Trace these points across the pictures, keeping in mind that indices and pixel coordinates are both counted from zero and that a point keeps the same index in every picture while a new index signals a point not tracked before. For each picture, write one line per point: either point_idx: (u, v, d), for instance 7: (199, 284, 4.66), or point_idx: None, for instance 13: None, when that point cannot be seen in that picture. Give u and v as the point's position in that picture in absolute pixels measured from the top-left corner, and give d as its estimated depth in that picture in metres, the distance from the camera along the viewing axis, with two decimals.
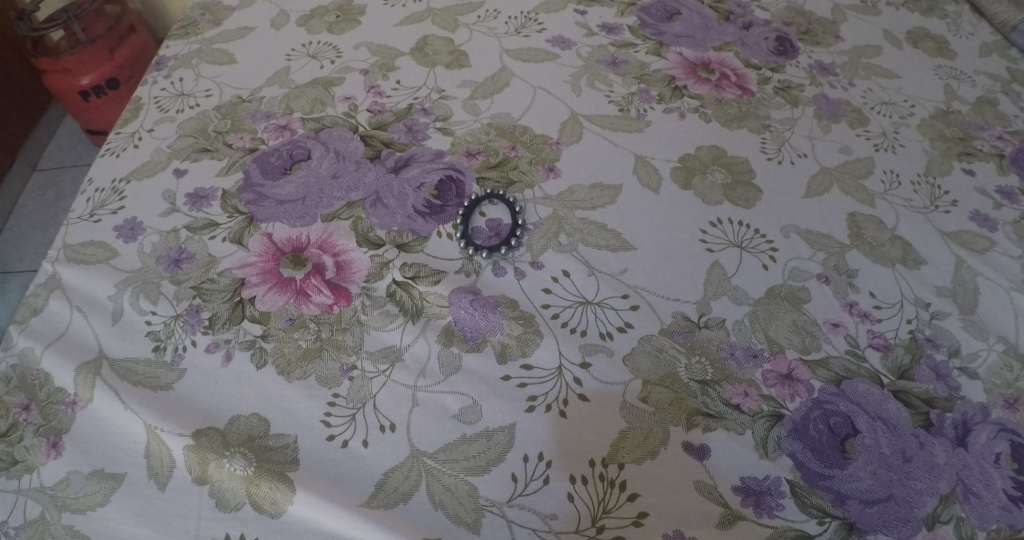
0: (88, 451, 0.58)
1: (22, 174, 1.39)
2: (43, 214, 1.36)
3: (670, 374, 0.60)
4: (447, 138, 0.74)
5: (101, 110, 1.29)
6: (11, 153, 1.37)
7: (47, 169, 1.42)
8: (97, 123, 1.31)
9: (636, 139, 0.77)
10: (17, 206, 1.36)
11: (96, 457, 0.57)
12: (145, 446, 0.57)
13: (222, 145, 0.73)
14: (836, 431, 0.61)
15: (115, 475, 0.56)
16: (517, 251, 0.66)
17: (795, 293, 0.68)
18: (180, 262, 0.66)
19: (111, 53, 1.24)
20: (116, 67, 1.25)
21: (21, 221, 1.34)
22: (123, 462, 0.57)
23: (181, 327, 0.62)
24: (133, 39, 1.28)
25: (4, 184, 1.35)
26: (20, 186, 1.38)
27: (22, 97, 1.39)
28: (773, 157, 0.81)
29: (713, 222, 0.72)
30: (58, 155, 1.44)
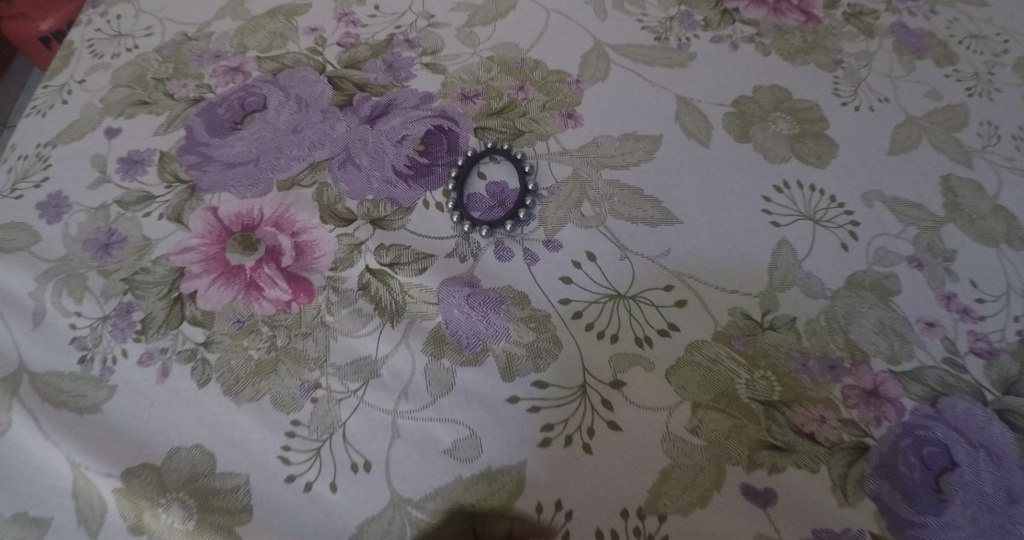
0: (7, 489, 0.46)
1: None
2: None
3: (727, 393, 0.47)
4: (437, 77, 0.59)
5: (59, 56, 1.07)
6: None
7: None
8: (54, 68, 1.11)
9: (676, 76, 0.61)
10: None
11: (19, 496, 0.46)
12: (72, 485, 0.46)
13: (162, 96, 0.59)
14: (929, 465, 0.47)
15: (39, 521, 0.46)
16: (527, 227, 0.52)
17: (880, 282, 0.54)
18: (110, 247, 0.53)
19: None
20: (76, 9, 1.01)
21: None
22: (48, 505, 0.46)
23: (110, 332, 0.50)
24: None
25: None
26: None
27: None
28: (848, 102, 0.64)
29: (778, 186, 0.56)
30: None
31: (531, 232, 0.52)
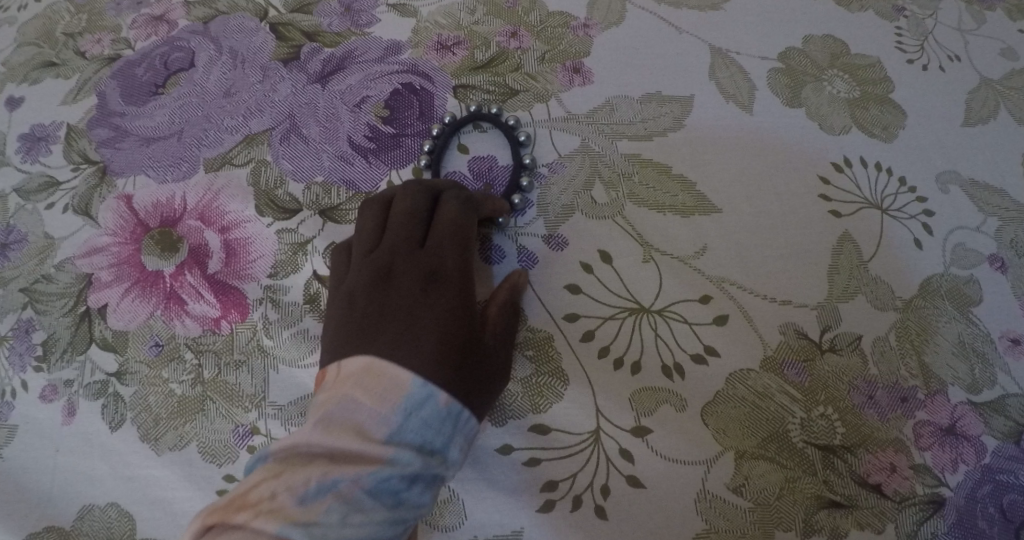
0: None
1: None
2: None
3: (777, 436, 0.37)
4: (408, 21, 0.47)
5: None
6: None
7: None
8: None
9: (709, 20, 0.49)
10: None
11: None
12: None
13: (73, 56, 0.48)
14: (1010, 516, 0.39)
15: None
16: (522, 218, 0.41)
17: (958, 288, 0.43)
18: (6, 249, 0.43)
19: None
20: None
21: None
22: None
23: (6, 358, 0.40)
24: None
25: None
26: None
27: None
28: (915, 58, 0.53)
29: (838, 163, 0.46)
30: None
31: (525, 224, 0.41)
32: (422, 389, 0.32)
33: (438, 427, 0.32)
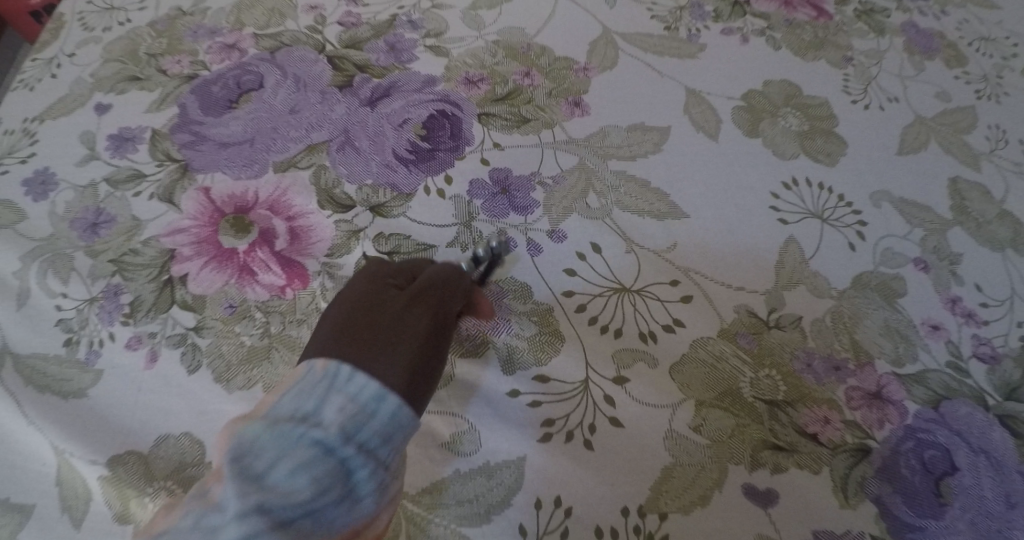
0: None
1: None
2: None
3: (731, 391, 0.46)
4: (440, 60, 0.57)
5: None
6: None
7: None
8: None
9: (686, 66, 0.62)
10: None
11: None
12: (57, 471, 0.44)
13: (154, 73, 0.57)
14: (930, 468, 0.46)
15: (21, 508, 0.44)
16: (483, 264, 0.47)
17: (886, 283, 0.53)
18: (98, 227, 0.51)
19: None
20: None
21: None
22: (31, 491, 0.44)
23: (97, 315, 0.48)
24: None
25: None
26: None
27: None
28: (858, 100, 0.64)
29: (788, 182, 0.56)
30: None
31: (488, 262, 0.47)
32: (309, 367, 0.35)
33: (312, 390, 0.34)
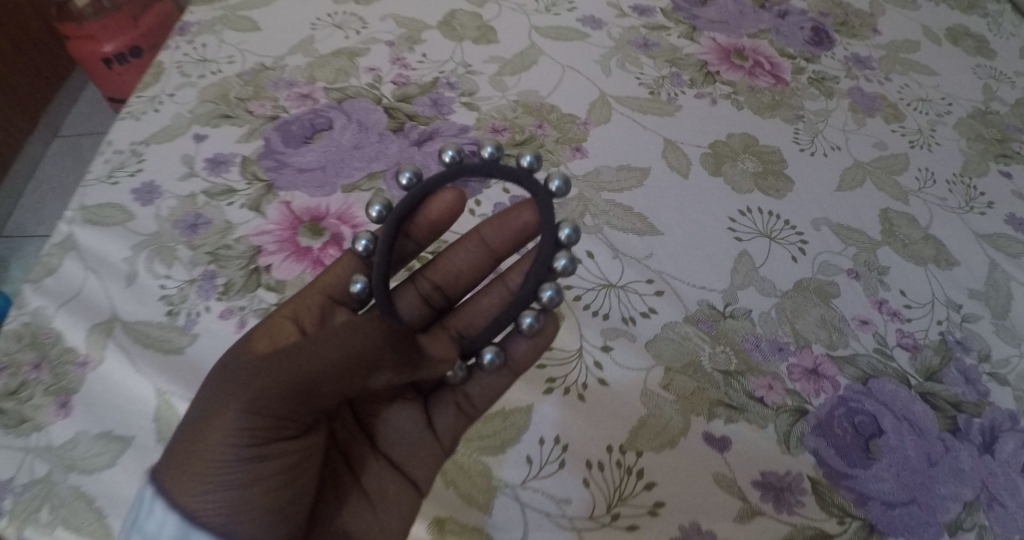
0: (97, 412, 0.56)
1: (44, 140, 1.46)
2: (64, 182, 1.44)
3: (693, 362, 0.58)
4: (473, 114, 0.74)
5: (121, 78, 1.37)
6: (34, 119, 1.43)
7: (67, 136, 1.50)
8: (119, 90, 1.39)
9: (666, 122, 0.78)
10: (38, 171, 1.44)
11: (107, 419, 0.56)
12: (156, 410, 0.56)
13: (244, 113, 0.73)
14: (860, 430, 0.58)
15: (123, 438, 0.55)
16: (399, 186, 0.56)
17: (822, 287, 0.66)
18: (196, 227, 0.65)
19: (134, 22, 1.32)
20: (138, 35, 1.32)
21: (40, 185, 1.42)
22: (132, 425, 0.56)
23: (195, 292, 0.61)
24: (159, 7, 1.35)
25: (28, 149, 1.42)
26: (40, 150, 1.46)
27: (50, 71, 1.48)
28: (805, 148, 0.80)
29: (742, 210, 0.71)
30: (80, 123, 1.52)
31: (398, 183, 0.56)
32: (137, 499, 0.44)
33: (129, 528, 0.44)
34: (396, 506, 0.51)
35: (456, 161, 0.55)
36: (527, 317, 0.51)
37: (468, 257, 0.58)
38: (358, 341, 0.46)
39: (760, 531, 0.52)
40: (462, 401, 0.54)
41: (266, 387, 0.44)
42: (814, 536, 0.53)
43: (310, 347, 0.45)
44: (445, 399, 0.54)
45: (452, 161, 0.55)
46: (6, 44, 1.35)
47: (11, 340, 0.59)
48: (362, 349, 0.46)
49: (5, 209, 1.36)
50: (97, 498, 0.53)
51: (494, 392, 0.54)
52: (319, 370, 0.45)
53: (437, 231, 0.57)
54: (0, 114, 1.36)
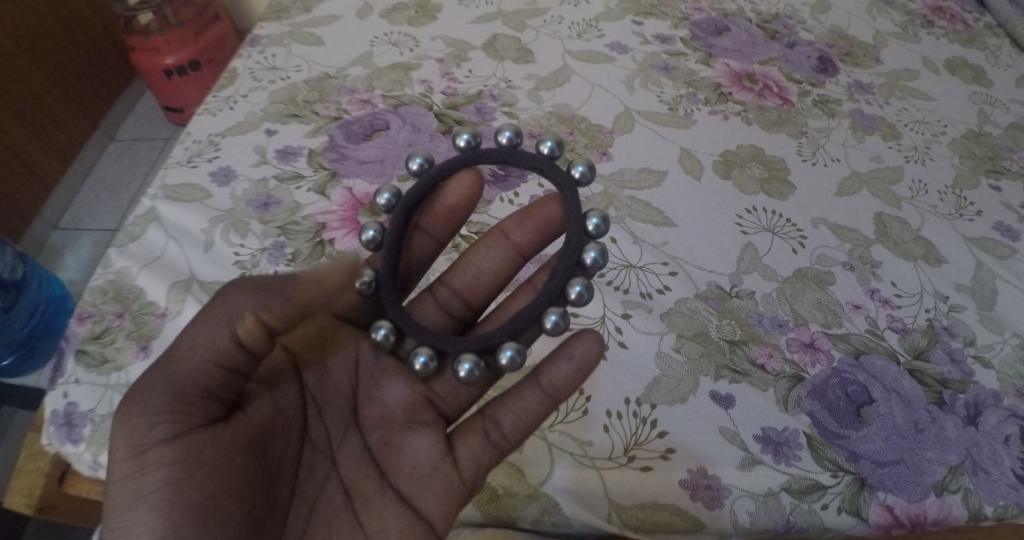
0: None
1: (103, 142, 1.60)
2: (116, 179, 1.56)
3: (702, 332, 0.66)
4: (513, 122, 0.84)
5: (178, 88, 1.52)
6: (95, 124, 1.58)
7: (124, 139, 1.63)
8: (174, 100, 1.55)
9: (683, 133, 0.87)
10: (94, 170, 1.57)
11: None
12: None
13: (310, 113, 0.83)
14: (852, 398, 0.64)
15: None
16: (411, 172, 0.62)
17: (820, 276, 0.73)
18: (268, 206, 0.74)
19: (197, 37, 1.48)
20: (199, 50, 1.49)
21: (96, 184, 1.55)
22: None
23: (266, 259, 0.70)
24: (217, 26, 1.52)
25: (88, 149, 1.56)
26: (98, 152, 1.59)
27: (115, 83, 1.65)
28: (808, 160, 0.88)
29: (748, 209, 0.79)
30: (133, 128, 1.66)
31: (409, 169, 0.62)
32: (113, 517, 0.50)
33: None
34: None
35: (471, 146, 0.61)
36: (551, 312, 0.55)
37: (497, 259, 0.62)
38: (195, 344, 0.50)
39: (760, 477, 0.59)
40: (491, 432, 0.55)
41: (140, 399, 0.49)
42: (809, 485, 0.59)
43: (169, 360, 0.50)
44: (475, 427, 0.56)
45: (467, 146, 0.62)
46: (78, 54, 1.51)
47: (97, 293, 0.68)
48: (201, 346, 0.50)
49: (63, 203, 1.48)
50: None
51: (528, 422, 0.55)
52: (176, 376, 0.49)
53: (453, 219, 0.64)
54: (71, 118, 1.51)
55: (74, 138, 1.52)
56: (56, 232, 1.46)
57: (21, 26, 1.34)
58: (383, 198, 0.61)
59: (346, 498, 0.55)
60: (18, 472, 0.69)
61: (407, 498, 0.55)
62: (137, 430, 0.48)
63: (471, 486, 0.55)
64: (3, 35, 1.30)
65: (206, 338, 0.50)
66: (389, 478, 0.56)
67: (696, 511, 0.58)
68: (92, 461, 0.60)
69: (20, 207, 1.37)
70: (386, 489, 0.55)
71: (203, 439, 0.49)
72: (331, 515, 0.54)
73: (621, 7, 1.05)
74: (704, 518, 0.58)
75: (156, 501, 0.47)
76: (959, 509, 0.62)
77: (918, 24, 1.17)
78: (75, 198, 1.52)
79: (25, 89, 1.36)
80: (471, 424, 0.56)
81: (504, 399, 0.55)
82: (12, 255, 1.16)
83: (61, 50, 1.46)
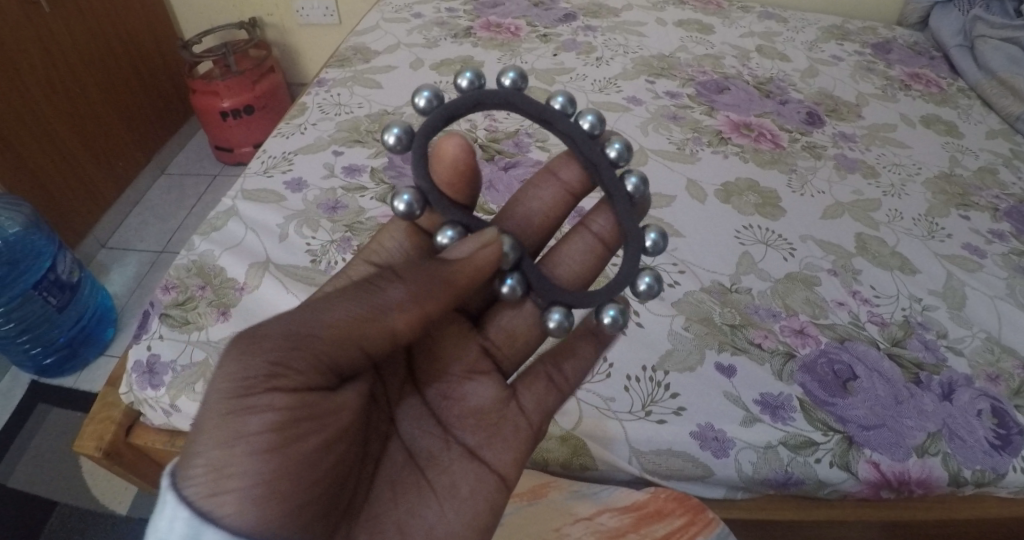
0: (249, 320, 0.77)
1: (154, 177, 1.87)
2: (163, 208, 1.80)
3: (707, 316, 0.78)
4: (545, 153, 0.99)
5: (232, 129, 1.79)
6: (149, 159, 1.86)
7: (173, 174, 1.91)
8: (227, 140, 1.82)
9: (688, 166, 1.02)
10: (144, 200, 1.82)
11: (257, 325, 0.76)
12: None
13: (372, 141, 1.00)
14: (839, 374, 0.75)
15: None
16: (416, 213, 0.56)
17: (807, 277, 0.85)
18: (336, 209, 0.89)
19: (253, 85, 1.76)
20: (254, 96, 1.76)
21: (145, 210, 1.79)
22: None
23: (335, 248, 0.84)
24: (270, 77, 1.80)
25: (141, 182, 1.82)
26: (151, 184, 1.86)
27: (163, 125, 1.93)
28: (797, 191, 1.02)
29: (745, 225, 0.92)
30: (184, 166, 1.94)
31: (414, 215, 0.56)
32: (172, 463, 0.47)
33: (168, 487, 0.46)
34: (471, 499, 0.58)
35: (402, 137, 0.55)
36: (631, 176, 0.61)
37: (545, 209, 0.69)
38: (345, 303, 0.50)
39: (759, 432, 0.69)
40: (555, 375, 0.64)
41: (259, 340, 0.47)
42: (803, 441, 0.69)
43: (307, 311, 0.49)
44: (539, 372, 0.64)
45: (403, 144, 0.55)
46: (140, 95, 1.82)
47: (183, 270, 0.82)
48: (352, 310, 0.49)
49: (114, 225, 1.71)
50: None
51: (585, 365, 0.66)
52: (313, 328, 0.48)
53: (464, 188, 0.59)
54: (131, 153, 1.79)
55: (129, 167, 1.78)
56: (104, 250, 1.66)
57: (100, 71, 1.66)
58: (443, 237, 0.58)
59: (412, 460, 0.59)
60: (90, 422, 0.81)
61: (477, 453, 0.60)
62: (262, 372, 0.46)
63: (534, 435, 0.62)
64: (87, 76, 1.62)
65: (359, 305, 0.50)
66: (455, 432, 0.61)
67: (706, 459, 0.68)
68: (169, 404, 0.73)
69: (77, 225, 1.59)
70: (452, 445, 0.60)
71: (314, 396, 0.48)
72: (397, 475, 0.58)
73: (636, 69, 1.23)
74: (712, 465, 0.68)
75: (261, 447, 0.46)
76: (940, 470, 0.70)
77: (897, 87, 1.34)
78: (122, 224, 1.74)
79: (97, 120, 1.66)
80: (535, 372, 0.64)
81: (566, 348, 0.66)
82: (71, 261, 1.36)
83: (127, 91, 1.77)
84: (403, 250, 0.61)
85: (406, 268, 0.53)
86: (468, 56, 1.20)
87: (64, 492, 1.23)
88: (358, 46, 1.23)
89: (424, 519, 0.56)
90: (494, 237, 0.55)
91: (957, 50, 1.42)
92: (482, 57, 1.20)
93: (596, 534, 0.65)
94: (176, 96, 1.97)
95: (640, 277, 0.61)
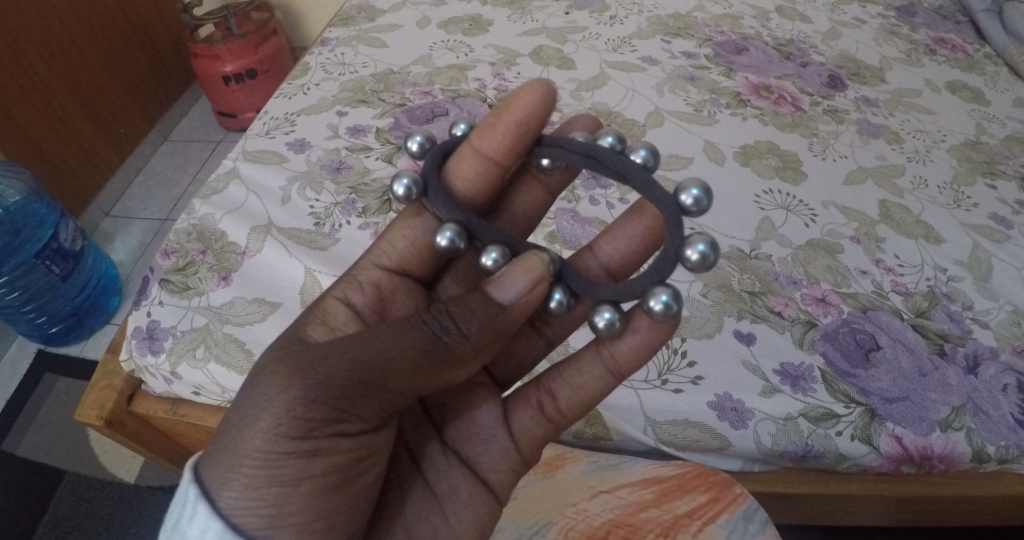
0: (250, 285, 0.74)
1: (156, 143, 1.83)
2: (164, 174, 1.76)
3: (726, 283, 0.75)
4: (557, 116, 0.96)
5: (235, 94, 1.74)
6: (151, 124, 1.82)
7: (176, 141, 1.86)
8: (229, 105, 1.77)
9: (706, 129, 0.98)
10: (146, 166, 1.78)
11: (259, 290, 0.73)
12: (302, 284, 0.74)
13: (377, 100, 0.96)
14: (861, 344, 0.72)
15: (273, 302, 0.72)
16: (460, 248, 0.51)
17: (829, 245, 0.82)
18: (340, 169, 0.85)
19: (256, 49, 1.71)
20: (257, 60, 1.71)
21: (146, 176, 1.75)
22: (282, 293, 0.73)
23: (339, 211, 0.81)
24: (274, 40, 1.74)
25: (143, 148, 1.78)
26: (153, 150, 1.82)
27: (165, 89, 1.87)
28: (819, 155, 0.97)
29: (765, 190, 0.88)
30: (186, 131, 1.89)
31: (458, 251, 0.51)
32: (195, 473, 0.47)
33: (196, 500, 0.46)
34: (469, 508, 0.56)
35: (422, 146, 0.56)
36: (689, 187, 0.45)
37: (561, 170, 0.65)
38: (404, 337, 0.45)
39: (778, 403, 0.66)
40: (547, 404, 0.56)
41: (315, 377, 0.44)
42: (825, 413, 0.66)
43: (365, 343, 0.45)
44: (530, 395, 0.57)
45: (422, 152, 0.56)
46: (140, 58, 1.76)
47: (183, 234, 0.79)
48: (413, 350, 0.45)
49: (118, 193, 1.68)
50: (246, 341, 0.70)
51: (585, 393, 0.55)
52: (369, 365, 0.44)
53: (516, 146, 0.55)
54: (133, 118, 1.74)
55: (132, 133, 1.74)
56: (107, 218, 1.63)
57: (98, 33, 1.60)
58: (487, 258, 0.50)
59: (414, 463, 0.57)
60: (90, 391, 0.79)
61: (470, 461, 0.57)
62: (327, 418, 0.44)
63: (528, 454, 0.58)
64: (84, 38, 1.56)
65: (416, 339, 0.45)
66: (452, 441, 0.58)
67: (723, 430, 0.65)
68: (169, 371, 0.71)
69: (78, 192, 1.55)
70: (448, 452, 0.57)
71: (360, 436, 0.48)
72: (402, 479, 0.56)
73: (651, 28, 1.18)
74: (730, 436, 0.65)
75: (320, 487, 0.46)
76: (963, 445, 0.68)
77: (921, 51, 1.29)
78: (126, 191, 1.70)
79: (95, 83, 1.60)
80: (527, 394, 0.57)
81: (561, 370, 0.56)
82: (73, 229, 1.33)
83: (126, 53, 1.71)
84: (410, 250, 0.58)
85: (463, 305, 0.47)
86: (476, 13, 1.15)
87: (72, 462, 1.22)
88: (362, 3, 1.18)
89: (430, 523, 0.54)
90: (541, 273, 0.47)
91: (984, 13, 1.36)
92: (490, 15, 1.15)
93: (613, 510, 0.63)
94: (177, 59, 1.91)
95: (652, 293, 0.46)
